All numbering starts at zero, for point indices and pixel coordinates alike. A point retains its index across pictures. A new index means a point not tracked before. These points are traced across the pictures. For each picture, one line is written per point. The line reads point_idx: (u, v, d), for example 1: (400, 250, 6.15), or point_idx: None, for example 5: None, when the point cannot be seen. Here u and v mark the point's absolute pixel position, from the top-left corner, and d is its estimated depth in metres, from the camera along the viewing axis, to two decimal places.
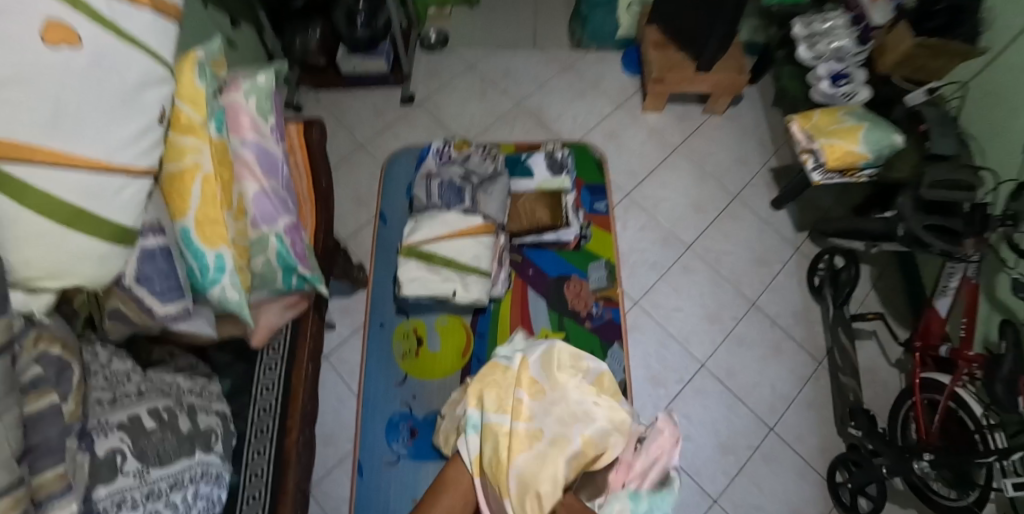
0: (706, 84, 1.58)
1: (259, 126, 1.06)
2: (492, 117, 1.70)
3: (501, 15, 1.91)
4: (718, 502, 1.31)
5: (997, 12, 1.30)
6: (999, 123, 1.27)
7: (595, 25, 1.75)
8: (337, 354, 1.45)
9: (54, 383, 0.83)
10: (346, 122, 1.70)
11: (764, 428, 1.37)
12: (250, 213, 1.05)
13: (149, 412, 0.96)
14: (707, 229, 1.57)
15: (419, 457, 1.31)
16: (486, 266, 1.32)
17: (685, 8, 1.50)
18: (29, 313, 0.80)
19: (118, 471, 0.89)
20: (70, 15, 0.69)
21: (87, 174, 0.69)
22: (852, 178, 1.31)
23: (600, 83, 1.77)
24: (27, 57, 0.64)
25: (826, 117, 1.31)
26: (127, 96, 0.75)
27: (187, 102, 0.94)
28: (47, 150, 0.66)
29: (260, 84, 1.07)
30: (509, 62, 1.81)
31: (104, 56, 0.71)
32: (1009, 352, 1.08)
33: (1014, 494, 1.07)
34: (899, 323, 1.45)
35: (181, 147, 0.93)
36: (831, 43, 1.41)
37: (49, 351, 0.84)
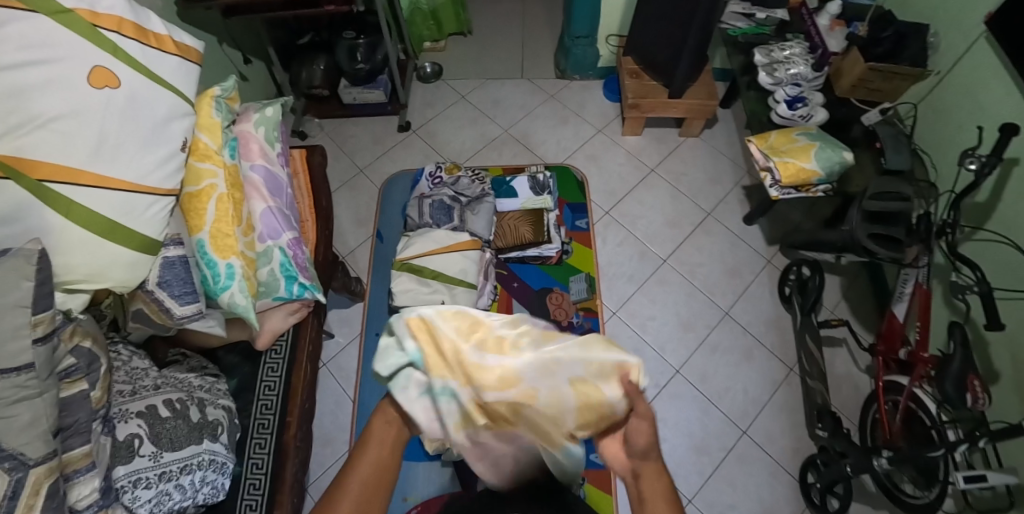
0: (678, 109, 1.71)
1: (266, 152, 1.22)
2: (483, 142, 1.85)
3: (491, 49, 2.09)
4: (692, 501, 1.37)
5: (942, 36, 1.37)
6: (945, 139, 1.36)
7: (576, 57, 1.91)
8: (335, 361, 1.57)
9: (86, 371, 0.97)
10: (348, 149, 1.85)
11: (737, 430, 1.45)
12: (258, 229, 1.18)
13: (164, 402, 1.07)
14: (682, 243, 1.68)
15: (410, 457, 1.42)
16: (472, 279, 1.43)
17: (654, 39, 1.64)
18: (67, 310, 0.95)
19: (135, 453, 1.02)
20: (114, 65, 0.94)
21: (120, 188, 0.93)
22: (809, 193, 1.41)
23: (583, 110, 1.91)
24: (79, 96, 0.88)
25: (782, 138, 1.42)
26: (155, 130, 0.99)
27: (205, 131, 1.11)
28: (90, 167, 0.89)
29: (268, 116, 1.24)
30: (498, 91, 1.97)
31: (137, 97, 0.96)
32: (957, 351, 1.14)
33: (966, 487, 1.11)
34: (864, 327, 1.53)
35: (199, 170, 1.09)
36: (789, 70, 1.51)
37: (82, 344, 0.97)
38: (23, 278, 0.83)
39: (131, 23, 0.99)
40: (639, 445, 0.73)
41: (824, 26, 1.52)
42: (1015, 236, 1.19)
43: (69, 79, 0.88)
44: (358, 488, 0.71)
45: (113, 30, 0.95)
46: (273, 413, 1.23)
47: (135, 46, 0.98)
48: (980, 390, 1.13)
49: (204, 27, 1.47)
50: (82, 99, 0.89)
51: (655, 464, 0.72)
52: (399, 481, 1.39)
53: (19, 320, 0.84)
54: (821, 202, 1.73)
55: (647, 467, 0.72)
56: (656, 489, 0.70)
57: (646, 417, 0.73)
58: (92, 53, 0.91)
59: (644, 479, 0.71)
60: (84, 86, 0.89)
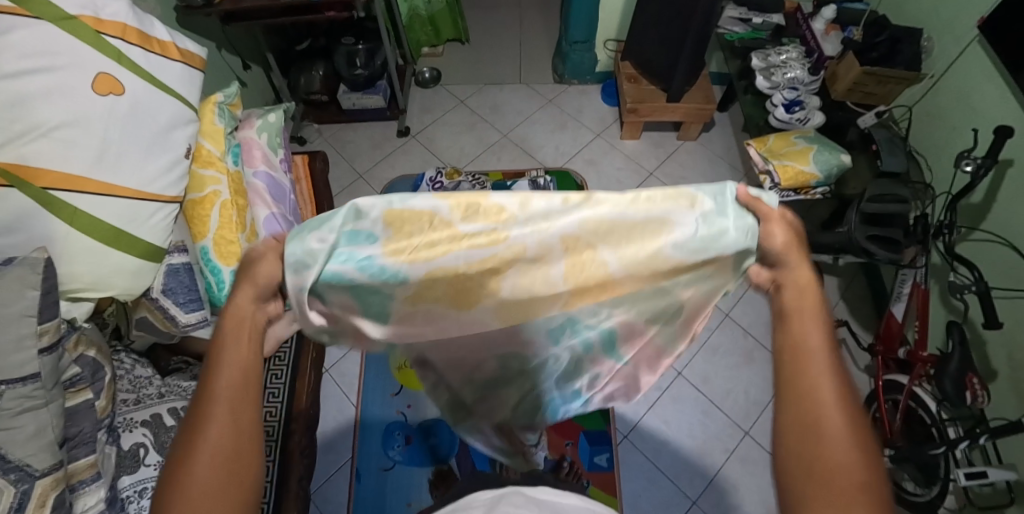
0: (676, 113, 1.73)
1: (269, 158, 1.22)
2: (482, 147, 1.86)
3: (489, 55, 2.10)
4: (696, 503, 1.38)
5: (936, 39, 1.39)
6: (940, 141, 1.39)
7: (573, 62, 1.93)
8: (337, 367, 1.56)
9: (90, 380, 0.96)
10: (347, 154, 1.85)
11: (739, 432, 1.46)
12: (261, 234, 1.16)
13: (169, 411, 1.06)
14: None
15: (413, 463, 1.41)
16: None
17: (652, 44, 1.66)
18: (71, 318, 0.95)
19: (141, 463, 1.00)
20: (118, 72, 0.93)
21: (124, 196, 0.92)
22: (807, 196, 1.43)
23: (582, 114, 1.93)
24: (84, 103, 0.88)
25: (780, 141, 1.44)
26: (158, 138, 0.98)
27: (208, 138, 1.10)
28: (94, 175, 0.89)
29: (270, 122, 1.24)
30: (496, 96, 1.98)
31: (140, 104, 0.95)
32: (956, 350, 1.16)
33: (967, 485, 1.13)
34: (863, 328, 1.55)
35: (202, 178, 1.08)
36: (786, 74, 1.52)
37: (87, 353, 0.96)
38: (29, 286, 0.83)
39: (134, 29, 0.99)
40: (776, 246, 0.62)
41: (819, 30, 1.55)
42: (1010, 236, 1.22)
43: (73, 87, 0.87)
44: (224, 393, 0.60)
45: (116, 37, 0.95)
46: (277, 420, 1.22)
47: (138, 53, 0.98)
48: (979, 387, 1.14)
49: (204, 34, 1.47)
50: (87, 107, 0.88)
51: (808, 278, 0.62)
52: (404, 487, 1.38)
53: (25, 330, 0.83)
54: (819, 205, 1.75)
55: (797, 279, 0.63)
56: (801, 305, 0.62)
57: (785, 222, 0.62)
58: (97, 60, 0.90)
59: (790, 294, 0.63)
60: (88, 93, 0.88)
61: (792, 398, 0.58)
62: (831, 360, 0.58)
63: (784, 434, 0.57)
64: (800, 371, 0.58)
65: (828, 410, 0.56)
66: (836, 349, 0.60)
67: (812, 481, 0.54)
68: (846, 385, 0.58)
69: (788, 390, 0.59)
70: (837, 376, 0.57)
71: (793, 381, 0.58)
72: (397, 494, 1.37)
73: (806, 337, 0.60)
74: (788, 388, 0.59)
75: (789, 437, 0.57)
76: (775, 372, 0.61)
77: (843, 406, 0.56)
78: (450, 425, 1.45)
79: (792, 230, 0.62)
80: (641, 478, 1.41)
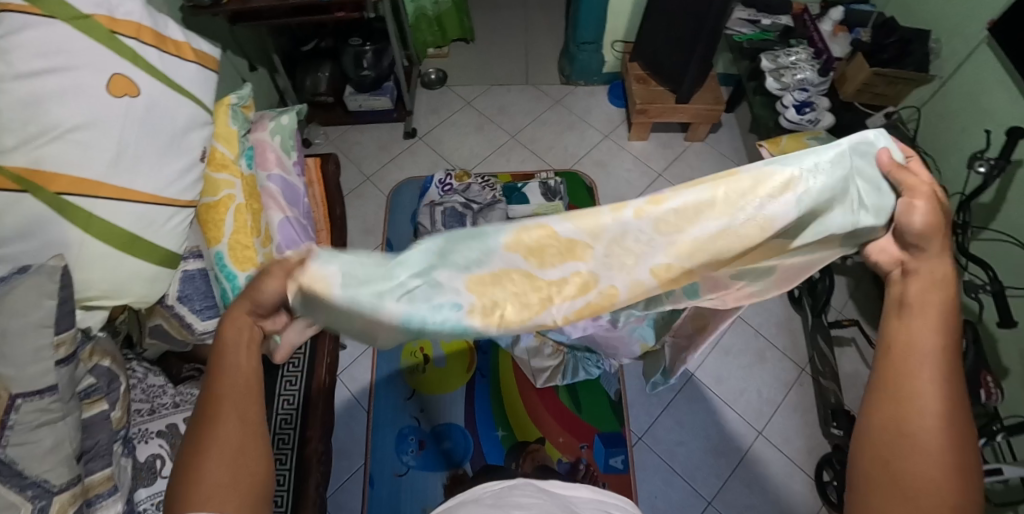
0: (684, 114, 1.74)
1: (282, 161, 1.20)
2: (490, 149, 1.86)
3: (494, 56, 2.10)
4: (712, 503, 1.38)
5: (945, 42, 1.41)
6: (950, 141, 1.40)
7: (580, 63, 1.93)
8: (349, 372, 1.55)
9: (105, 391, 0.93)
10: (354, 157, 1.84)
11: (753, 431, 1.46)
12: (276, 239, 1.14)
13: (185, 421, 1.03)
14: None
15: (427, 467, 1.39)
16: None
17: (661, 46, 1.66)
18: (86, 328, 0.92)
19: (157, 475, 0.98)
20: (132, 72, 0.90)
21: (140, 201, 0.89)
22: None
23: (589, 116, 1.94)
24: (99, 105, 0.84)
25: (793, 142, 1.44)
26: (174, 140, 0.95)
27: (222, 141, 1.08)
28: (110, 180, 0.85)
29: (283, 124, 1.22)
30: (503, 98, 1.99)
31: (156, 106, 0.92)
32: (971, 348, 1.16)
33: (983, 482, 1.13)
34: (874, 328, 1.57)
35: (216, 181, 1.06)
36: (796, 75, 1.54)
37: (101, 363, 0.93)
38: (45, 296, 0.79)
39: (149, 28, 0.96)
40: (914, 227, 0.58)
41: (828, 31, 1.57)
42: (1020, 236, 1.23)
43: (88, 88, 0.84)
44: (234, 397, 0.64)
45: (131, 36, 0.92)
46: (293, 428, 1.20)
47: (153, 53, 0.94)
48: (994, 385, 1.15)
49: (212, 35, 1.45)
50: (102, 109, 0.85)
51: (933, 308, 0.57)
52: (419, 492, 1.36)
53: (41, 341, 0.79)
54: None
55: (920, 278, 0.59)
56: (934, 302, 0.58)
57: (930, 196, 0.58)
58: (111, 60, 0.87)
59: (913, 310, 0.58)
60: (104, 95, 0.85)
61: (886, 390, 0.57)
62: (942, 356, 0.56)
63: (872, 437, 0.58)
64: (901, 369, 0.57)
65: (924, 411, 0.55)
66: (950, 349, 0.57)
67: (894, 466, 0.56)
68: (950, 374, 0.56)
69: (889, 383, 0.57)
70: (943, 373, 0.56)
71: (894, 375, 0.57)
72: (412, 499, 1.35)
73: (914, 337, 0.57)
74: (886, 384, 0.57)
75: (880, 426, 0.57)
76: (874, 366, 0.60)
77: (943, 402, 0.55)
78: (464, 429, 1.43)
79: (938, 214, 0.58)
80: (656, 478, 1.41)
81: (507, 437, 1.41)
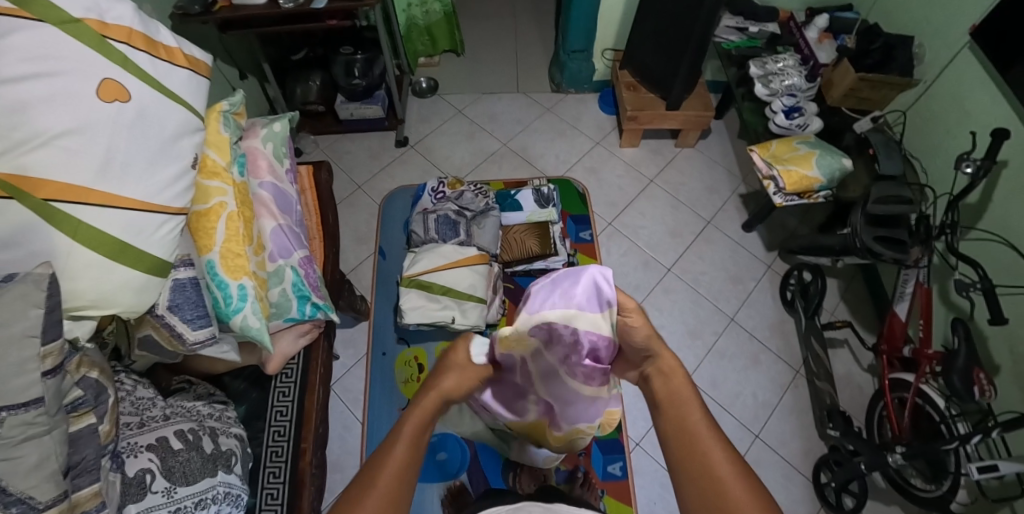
0: (674, 121, 1.76)
1: (275, 168, 1.19)
2: (481, 157, 1.86)
3: (484, 65, 2.12)
4: None
5: (927, 48, 1.45)
6: (934, 144, 1.44)
7: (571, 71, 1.96)
8: (342, 382, 1.51)
9: (94, 404, 0.89)
10: (345, 166, 1.83)
11: (750, 435, 1.46)
12: (268, 247, 1.14)
13: (175, 434, 1.00)
14: (684, 252, 1.72)
15: (423, 479, 1.37)
16: (481, 293, 1.40)
17: (651, 54, 1.69)
18: (74, 338, 0.88)
19: (147, 490, 0.94)
20: (123, 77, 0.88)
21: (129, 208, 0.86)
22: (809, 199, 1.47)
23: (579, 123, 1.96)
24: (88, 110, 0.82)
25: (783, 146, 1.49)
26: (165, 147, 0.92)
27: (213, 148, 1.06)
28: (98, 186, 0.83)
29: (275, 131, 1.21)
30: (494, 106, 2.00)
31: (147, 111, 0.90)
32: (962, 346, 1.17)
33: (979, 478, 1.14)
34: (865, 328, 1.58)
35: (207, 188, 1.04)
36: (784, 81, 1.58)
37: (89, 375, 0.89)
38: (32, 305, 0.75)
39: (141, 33, 0.94)
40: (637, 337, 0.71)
41: (813, 38, 1.61)
42: (1010, 236, 1.24)
43: (76, 93, 0.82)
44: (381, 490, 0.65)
45: (122, 41, 0.90)
46: (287, 440, 1.17)
47: (144, 58, 0.93)
48: (986, 382, 1.16)
49: (202, 43, 1.45)
50: (90, 114, 0.82)
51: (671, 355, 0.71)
52: (414, 505, 1.35)
53: (27, 352, 0.75)
54: (814, 208, 1.79)
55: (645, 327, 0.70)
56: (641, 326, 0.70)
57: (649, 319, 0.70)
58: (100, 65, 0.85)
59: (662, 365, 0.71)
60: (93, 100, 0.83)
61: (684, 458, 0.65)
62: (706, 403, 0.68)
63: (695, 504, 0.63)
64: (671, 409, 0.68)
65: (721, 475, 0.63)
66: (716, 426, 0.67)
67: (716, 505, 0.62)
68: (741, 469, 0.64)
69: (689, 462, 0.65)
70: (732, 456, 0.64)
71: (690, 457, 0.65)
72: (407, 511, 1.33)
73: (691, 413, 0.67)
74: (693, 478, 0.64)
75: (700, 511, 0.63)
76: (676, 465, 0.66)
77: (730, 464, 0.64)
78: (461, 439, 1.42)
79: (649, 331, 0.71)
80: (655, 485, 1.41)
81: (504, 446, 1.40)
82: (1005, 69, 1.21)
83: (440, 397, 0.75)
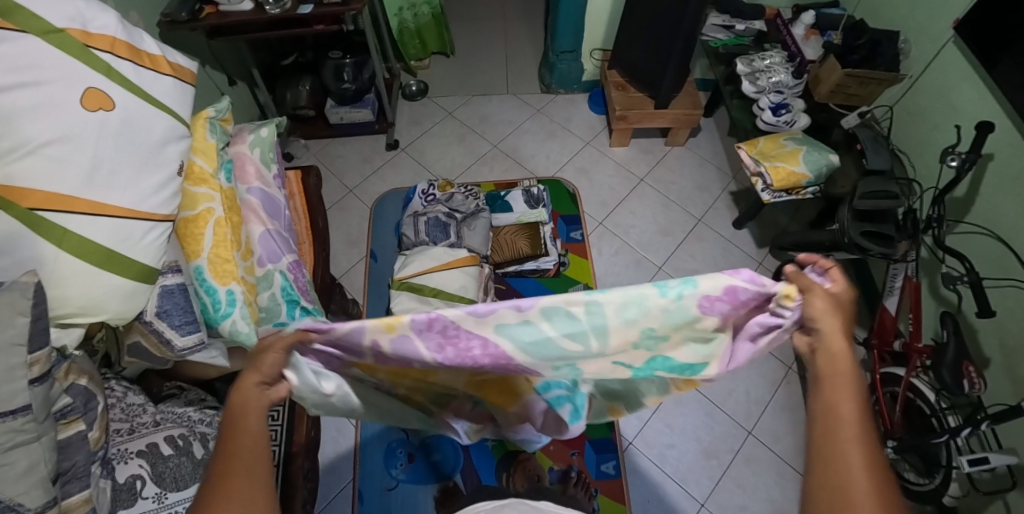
0: (664, 119, 1.76)
1: (263, 174, 1.19)
2: (472, 158, 1.87)
3: (474, 67, 2.13)
4: (705, 506, 1.37)
5: (913, 43, 1.45)
6: (922, 138, 1.44)
7: (560, 72, 1.96)
8: None
9: (83, 411, 0.89)
10: (336, 170, 1.84)
11: (742, 431, 1.46)
12: (257, 252, 1.14)
13: (166, 439, 1.00)
14: (676, 250, 1.72)
15: (417, 480, 1.38)
16: (473, 295, 1.40)
17: (639, 53, 1.69)
18: (61, 346, 0.89)
19: (137, 496, 0.95)
20: (107, 86, 0.88)
21: (115, 215, 0.86)
22: (798, 196, 1.47)
23: (570, 123, 1.97)
24: (71, 119, 0.82)
25: (771, 143, 1.49)
26: (151, 155, 0.93)
27: (200, 154, 1.07)
28: (83, 195, 0.83)
29: (263, 136, 1.22)
30: (484, 107, 2.01)
31: (131, 119, 0.90)
32: (951, 339, 1.18)
33: (971, 471, 1.14)
34: (857, 323, 1.58)
35: (194, 195, 1.04)
36: (771, 78, 1.58)
37: (78, 382, 0.90)
38: (18, 313, 0.76)
39: (124, 42, 0.94)
40: (812, 310, 0.63)
41: (800, 35, 1.62)
42: (998, 228, 1.24)
43: (59, 102, 0.82)
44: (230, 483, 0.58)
45: (105, 50, 0.90)
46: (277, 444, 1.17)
47: (128, 66, 0.93)
48: (977, 375, 1.15)
49: (190, 51, 1.45)
50: (75, 123, 0.83)
51: (834, 331, 0.62)
52: (408, 506, 1.35)
53: (14, 360, 0.76)
54: (805, 204, 1.80)
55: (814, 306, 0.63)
56: (825, 307, 0.63)
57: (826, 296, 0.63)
58: (84, 74, 0.86)
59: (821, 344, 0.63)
60: (77, 109, 0.83)
61: (820, 440, 0.59)
62: (855, 385, 0.61)
63: (812, 495, 0.57)
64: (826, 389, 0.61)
65: (849, 470, 0.56)
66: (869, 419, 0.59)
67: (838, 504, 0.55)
68: (877, 466, 0.57)
69: (822, 451, 0.58)
70: (863, 442, 0.58)
71: (822, 447, 0.59)
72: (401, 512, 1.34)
73: (839, 403, 0.60)
74: (817, 462, 0.58)
75: (819, 495, 0.57)
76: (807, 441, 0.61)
77: (869, 470, 0.56)
78: (454, 441, 1.42)
79: (833, 305, 0.63)
80: (648, 483, 1.40)
81: (497, 446, 1.41)
82: (989, 63, 1.21)
83: (262, 377, 0.67)
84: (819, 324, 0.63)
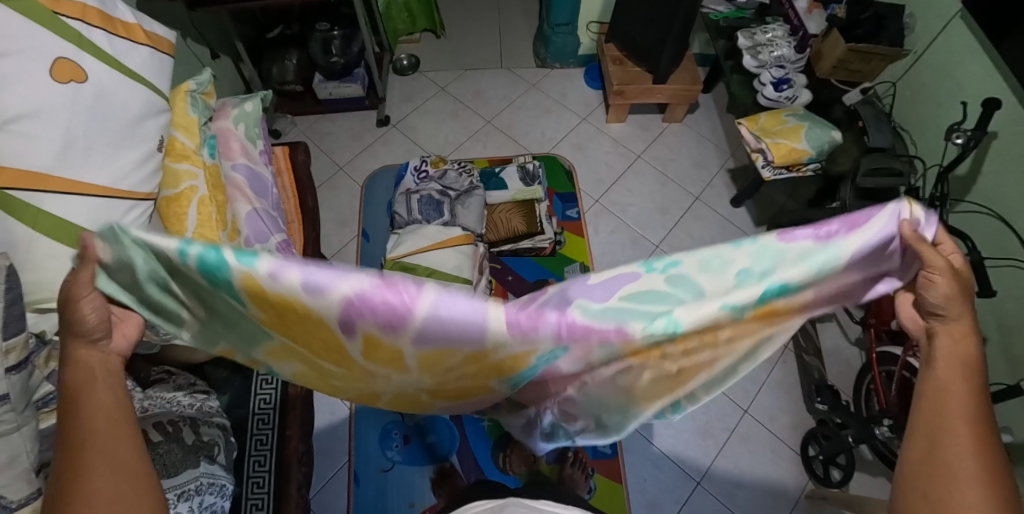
0: (662, 95, 1.73)
1: (248, 150, 1.15)
2: (466, 135, 1.82)
3: (467, 40, 2.07)
4: (701, 483, 1.41)
5: (918, 16, 1.42)
6: (926, 117, 1.42)
7: (556, 45, 1.91)
8: None
9: None
10: (325, 146, 1.79)
11: (739, 410, 1.51)
12: (243, 232, 1.09)
13: (156, 426, 0.93)
14: (673, 229, 1.70)
15: (413, 462, 1.37)
16: (468, 274, 1.35)
17: (638, 27, 1.64)
18: (40, 331, 0.82)
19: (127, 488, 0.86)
20: (78, 55, 0.82)
21: (92, 194, 0.82)
22: (798, 173, 1.45)
23: (566, 99, 1.92)
24: (42, 91, 0.77)
25: (772, 119, 1.47)
26: (129, 131, 0.88)
27: (181, 129, 1.02)
28: (57, 172, 0.78)
29: (247, 111, 1.17)
30: (477, 82, 1.95)
31: (105, 91, 0.85)
32: None
33: None
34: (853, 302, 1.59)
35: (177, 172, 0.99)
36: (772, 52, 1.55)
37: (60, 369, 0.81)
38: None
39: (95, 9, 0.89)
40: (937, 296, 0.61)
41: (802, 8, 1.56)
42: (999, 207, 1.23)
43: (27, 74, 0.76)
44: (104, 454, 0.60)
45: (75, 18, 0.85)
46: (271, 428, 1.13)
47: (101, 35, 0.87)
48: None
49: (169, 21, 1.38)
50: (45, 95, 0.77)
51: (958, 309, 0.61)
52: (406, 488, 1.34)
53: None
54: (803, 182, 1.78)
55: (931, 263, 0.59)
56: (949, 286, 0.59)
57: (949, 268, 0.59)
58: (53, 42, 0.80)
59: (943, 333, 0.63)
60: (47, 81, 0.78)
61: (931, 427, 0.62)
62: (971, 396, 0.61)
63: (918, 468, 0.63)
64: (947, 434, 0.61)
65: (960, 429, 0.61)
66: (984, 395, 0.62)
67: (949, 474, 0.60)
68: (981, 418, 0.61)
69: (931, 448, 0.62)
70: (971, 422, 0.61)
71: (936, 433, 0.62)
72: (398, 496, 1.33)
73: (952, 391, 0.62)
74: (925, 456, 0.62)
75: (926, 465, 0.62)
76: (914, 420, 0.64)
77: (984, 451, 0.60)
78: (450, 422, 1.41)
79: (957, 282, 0.60)
80: (645, 462, 1.43)
81: (493, 427, 1.40)
82: (995, 39, 1.18)
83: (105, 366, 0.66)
84: (943, 309, 0.62)
